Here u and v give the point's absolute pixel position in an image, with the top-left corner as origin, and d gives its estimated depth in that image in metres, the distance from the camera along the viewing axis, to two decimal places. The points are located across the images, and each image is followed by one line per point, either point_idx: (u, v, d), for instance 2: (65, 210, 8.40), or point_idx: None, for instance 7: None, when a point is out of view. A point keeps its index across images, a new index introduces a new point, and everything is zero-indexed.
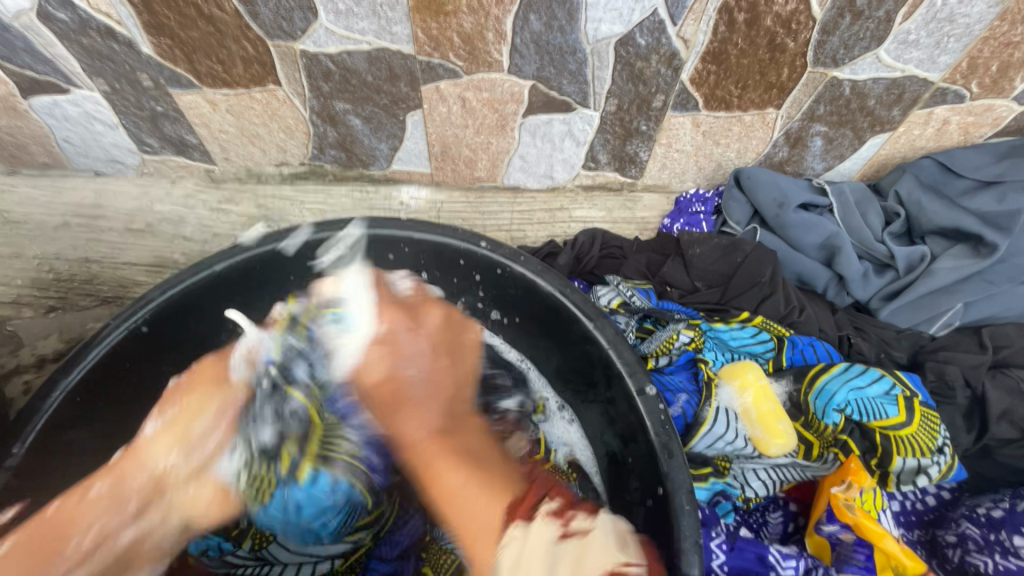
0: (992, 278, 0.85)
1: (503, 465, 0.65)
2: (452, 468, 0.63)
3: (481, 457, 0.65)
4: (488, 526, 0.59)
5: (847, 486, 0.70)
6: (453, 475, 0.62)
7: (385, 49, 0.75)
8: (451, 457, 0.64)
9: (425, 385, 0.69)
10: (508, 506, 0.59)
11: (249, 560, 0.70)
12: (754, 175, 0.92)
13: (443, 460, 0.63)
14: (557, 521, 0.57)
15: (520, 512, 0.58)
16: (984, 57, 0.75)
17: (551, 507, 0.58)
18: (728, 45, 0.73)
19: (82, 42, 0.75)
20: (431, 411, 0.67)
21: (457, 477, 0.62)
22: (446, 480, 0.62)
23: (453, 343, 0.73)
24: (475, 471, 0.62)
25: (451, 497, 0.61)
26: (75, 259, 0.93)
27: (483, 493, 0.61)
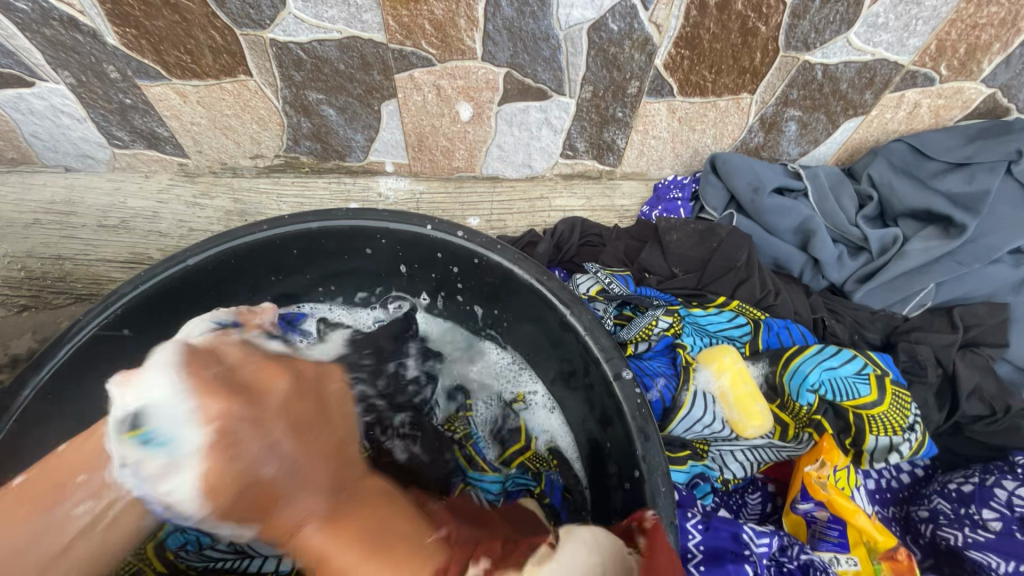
0: (962, 259, 0.87)
1: (425, 532, 0.50)
2: (354, 563, 0.45)
3: (382, 526, 0.48)
4: None
5: (821, 464, 0.72)
6: (354, 560, 0.45)
7: (355, 37, 0.74)
8: (343, 536, 0.47)
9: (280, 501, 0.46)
10: (436, 573, 0.45)
11: (228, 553, 0.67)
12: (729, 160, 0.93)
13: (337, 531, 0.47)
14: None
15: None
16: (953, 39, 0.76)
17: (477, 568, 0.45)
18: (700, 30, 0.73)
19: (44, 33, 0.73)
20: (309, 499, 0.47)
21: (365, 567, 0.45)
22: (342, 566, 0.46)
23: (319, 409, 0.52)
24: (381, 553, 0.46)
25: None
26: (48, 256, 0.92)
27: (413, 564, 0.45)
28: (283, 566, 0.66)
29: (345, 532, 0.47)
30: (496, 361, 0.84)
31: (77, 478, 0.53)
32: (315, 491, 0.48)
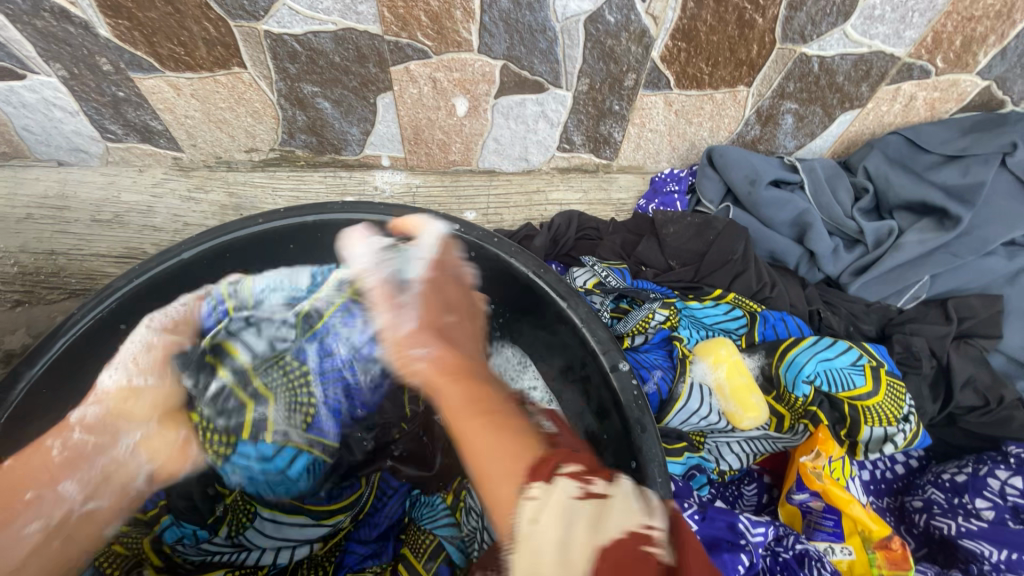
0: (957, 251, 0.87)
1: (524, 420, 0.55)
2: (472, 419, 0.54)
3: (498, 396, 0.58)
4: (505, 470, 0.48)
5: (816, 454, 0.72)
6: (477, 430, 0.53)
7: (351, 28, 0.74)
8: (466, 390, 0.58)
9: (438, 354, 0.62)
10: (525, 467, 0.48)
11: (225, 546, 0.68)
12: (726, 153, 0.93)
13: (461, 380, 0.59)
14: (576, 482, 0.45)
15: (539, 473, 0.46)
16: (948, 31, 0.76)
17: (573, 471, 0.46)
18: (697, 22, 0.73)
19: (35, 24, 0.72)
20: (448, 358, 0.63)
21: (476, 416, 0.54)
22: (467, 430, 0.53)
23: (470, 310, 0.71)
24: (495, 428, 0.52)
25: (474, 436, 0.53)
26: (41, 252, 0.91)
27: (508, 444, 0.50)
28: (281, 559, 0.68)
29: (481, 400, 0.56)
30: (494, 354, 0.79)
31: (27, 496, 0.58)
32: (450, 370, 0.60)
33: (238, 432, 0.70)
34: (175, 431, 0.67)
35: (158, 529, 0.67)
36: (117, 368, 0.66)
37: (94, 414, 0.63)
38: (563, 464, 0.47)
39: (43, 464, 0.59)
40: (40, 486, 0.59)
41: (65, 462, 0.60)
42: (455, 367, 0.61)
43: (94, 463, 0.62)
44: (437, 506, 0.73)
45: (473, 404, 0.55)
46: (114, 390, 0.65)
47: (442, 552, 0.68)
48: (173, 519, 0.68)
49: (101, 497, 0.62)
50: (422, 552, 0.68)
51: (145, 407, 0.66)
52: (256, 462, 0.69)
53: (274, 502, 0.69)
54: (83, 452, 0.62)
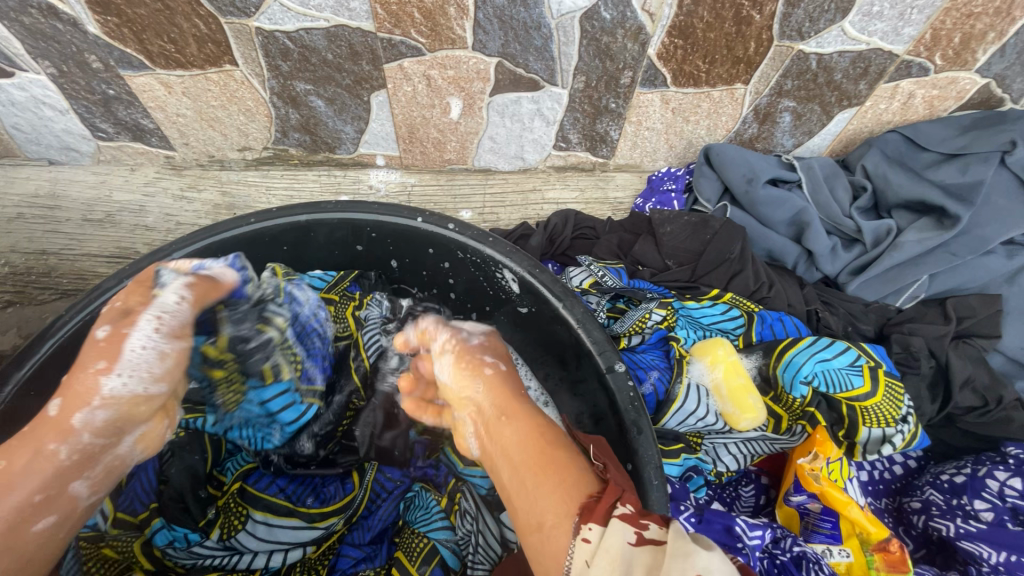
0: (956, 250, 0.86)
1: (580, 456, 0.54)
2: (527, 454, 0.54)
3: (552, 428, 0.58)
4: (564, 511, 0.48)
5: (814, 456, 0.71)
6: (526, 460, 0.54)
7: (343, 25, 0.73)
8: (517, 422, 0.57)
9: (489, 389, 0.62)
10: (579, 508, 0.48)
11: (217, 550, 0.66)
12: (723, 152, 0.92)
13: (506, 414, 0.59)
14: (629, 525, 0.44)
15: (591, 512, 0.46)
16: (948, 28, 0.75)
17: (624, 512, 0.45)
18: (694, 19, 0.72)
19: (23, 21, 0.71)
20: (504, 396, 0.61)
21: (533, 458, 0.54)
22: (519, 469, 0.54)
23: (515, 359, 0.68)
24: (548, 472, 0.52)
25: (529, 483, 0.52)
26: (32, 252, 0.90)
27: (564, 480, 0.51)
28: (273, 563, 0.67)
29: (537, 442, 0.55)
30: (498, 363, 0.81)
31: (32, 499, 0.49)
32: (501, 402, 0.60)
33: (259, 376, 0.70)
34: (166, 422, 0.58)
35: (150, 532, 0.66)
36: (127, 370, 0.54)
37: (103, 417, 0.52)
38: (614, 503, 0.47)
39: (51, 466, 0.50)
40: (52, 490, 0.50)
41: (76, 466, 0.51)
42: (502, 400, 0.60)
43: (99, 462, 0.53)
44: (432, 510, 0.72)
45: (525, 442, 0.56)
46: (127, 393, 0.54)
47: (437, 555, 0.68)
48: (163, 522, 0.66)
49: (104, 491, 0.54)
50: (417, 553, 0.68)
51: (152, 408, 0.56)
52: (258, 407, 0.71)
53: (267, 504, 0.68)
54: (90, 454, 0.52)
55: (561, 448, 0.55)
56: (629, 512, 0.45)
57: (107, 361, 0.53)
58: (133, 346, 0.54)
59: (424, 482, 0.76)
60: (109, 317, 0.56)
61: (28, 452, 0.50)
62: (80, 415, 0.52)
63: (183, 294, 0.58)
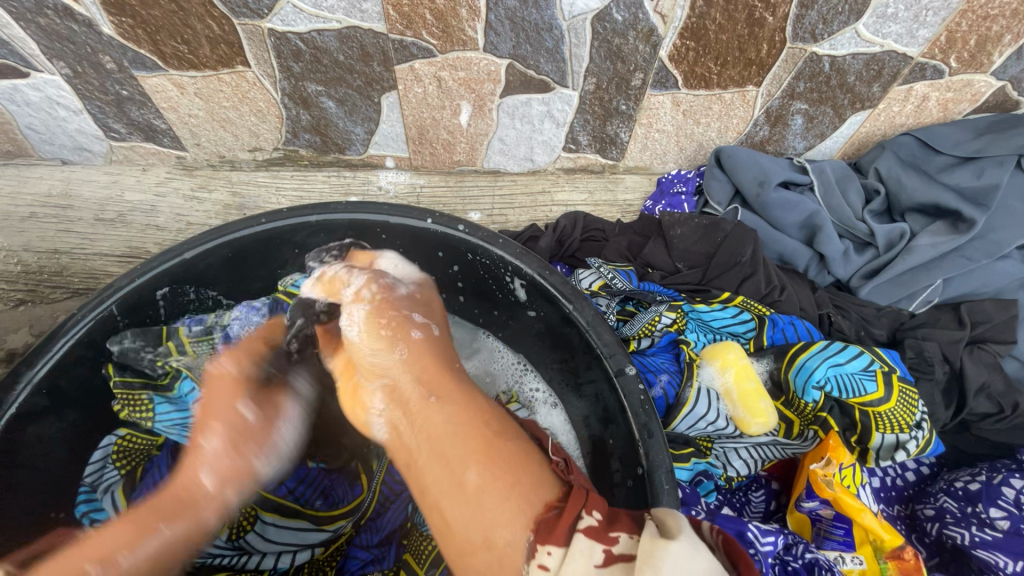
0: (970, 254, 0.85)
1: (526, 457, 0.54)
2: (467, 450, 0.53)
3: (488, 419, 0.57)
4: (504, 521, 0.48)
5: (827, 462, 0.70)
6: (467, 460, 0.53)
7: (355, 27, 0.73)
8: (452, 417, 0.56)
9: (418, 373, 0.61)
10: (535, 522, 0.48)
11: (227, 549, 0.66)
12: (734, 154, 0.91)
13: (439, 405, 0.58)
14: (597, 545, 0.44)
15: (544, 533, 0.46)
16: (963, 30, 0.74)
17: (590, 524, 0.46)
18: (706, 21, 0.72)
19: (39, 22, 0.72)
20: (440, 387, 0.60)
21: (471, 463, 0.52)
22: (459, 462, 0.53)
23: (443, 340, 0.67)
24: (493, 473, 0.51)
25: (464, 484, 0.51)
26: (44, 250, 0.91)
27: (516, 487, 0.50)
28: (282, 563, 0.67)
29: (481, 440, 0.54)
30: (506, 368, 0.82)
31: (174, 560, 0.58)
32: (432, 387, 0.60)
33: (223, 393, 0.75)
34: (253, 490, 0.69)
35: None
36: (273, 456, 0.67)
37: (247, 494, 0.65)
38: (579, 514, 0.47)
39: (205, 530, 0.60)
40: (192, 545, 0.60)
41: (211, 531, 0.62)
42: (431, 388, 0.60)
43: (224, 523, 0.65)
44: None
45: (464, 441, 0.54)
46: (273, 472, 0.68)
47: (444, 559, 0.67)
48: None
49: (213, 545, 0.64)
50: (426, 556, 0.68)
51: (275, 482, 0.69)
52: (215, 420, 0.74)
53: (276, 505, 0.69)
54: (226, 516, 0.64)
55: (504, 452, 0.53)
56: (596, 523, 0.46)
57: (260, 448, 0.66)
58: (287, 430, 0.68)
59: None
60: (254, 401, 0.67)
61: (186, 518, 0.59)
62: (233, 488, 0.63)
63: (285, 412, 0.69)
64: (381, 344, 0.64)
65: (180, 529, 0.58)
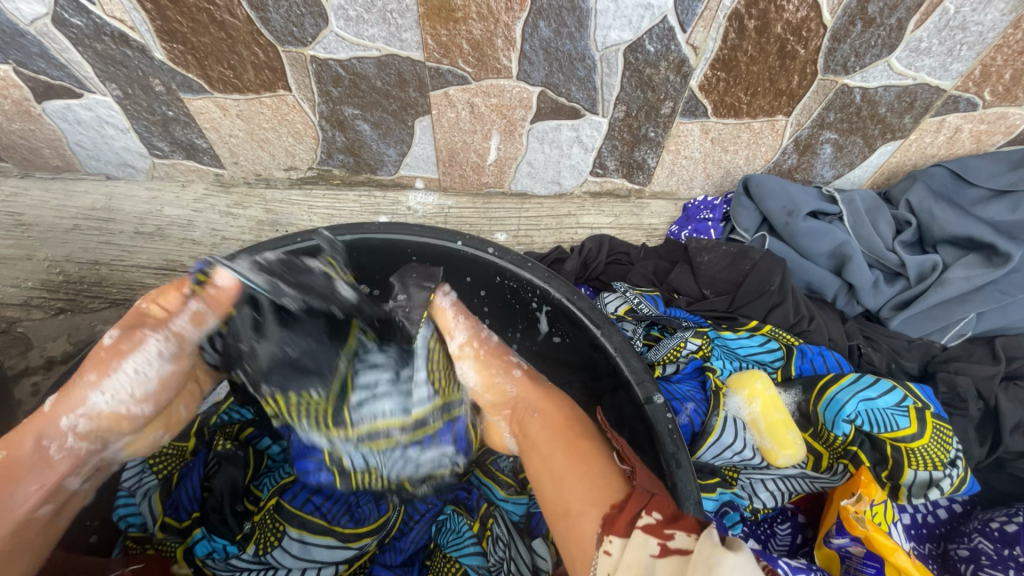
0: (1005, 288, 0.84)
1: (608, 460, 0.56)
2: (558, 450, 0.58)
3: (584, 423, 0.61)
4: (583, 513, 0.51)
5: (858, 498, 0.67)
6: (558, 458, 0.57)
7: (394, 54, 0.75)
8: (548, 421, 0.62)
9: (519, 385, 0.67)
10: (603, 517, 0.49)
11: (252, 564, 0.68)
12: (763, 183, 0.92)
13: (536, 413, 0.63)
14: (653, 538, 0.43)
15: (613, 526, 0.47)
16: (998, 65, 0.74)
17: (649, 522, 0.45)
18: (738, 52, 0.72)
19: (95, 47, 0.76)
20: (531, 394, 0.65)
21: (561, 463, 0.57)
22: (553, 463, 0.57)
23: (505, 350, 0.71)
24: (573, 466, 0.55)
25: (556, 479, 0.56)
26: (85, 261, 0.94)
27: (592, 484, 0.53)
28: None
29: (570, 442, 0.58)
30: None
31: (30, 485, 0.55)
32: (531, 398, 0.65)
33: (375, 426, 0.70)
34: (156, 433, 0.67)
35: (191, 541, 0.68)
36: (110, 390, 0.61)
37: (87, 427, 0.60)
38: (639, 513, 0.46)
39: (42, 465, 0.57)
40: (45, 480, 0.57)
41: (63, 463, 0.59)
42: (533, 400, 0.65)
43: (89, 461, 0.62)
44: (463, 535, 0.73)
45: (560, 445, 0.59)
46: (108, 409, 0.61)
47: None
48: (204, 532, 0.68)
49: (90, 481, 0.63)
50: None
51: (137, 424, 0.64)
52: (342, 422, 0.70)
53: (302, 522, 0.69)
54: (79, 455, 0.60)
55: (594, 454, 0.56)
56: (653, 523, 0.44)
57: (98, 376, 0.61)
58: (134, 367, 0.62)
59: (455, 504, 0.76)
60: (118, 325, 0.64)
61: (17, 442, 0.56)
62: (66, 416, 0.59)
63: (158, 348, 0.63)
64: (489, 385, 0.68)
65: (15, 448, 0.56)
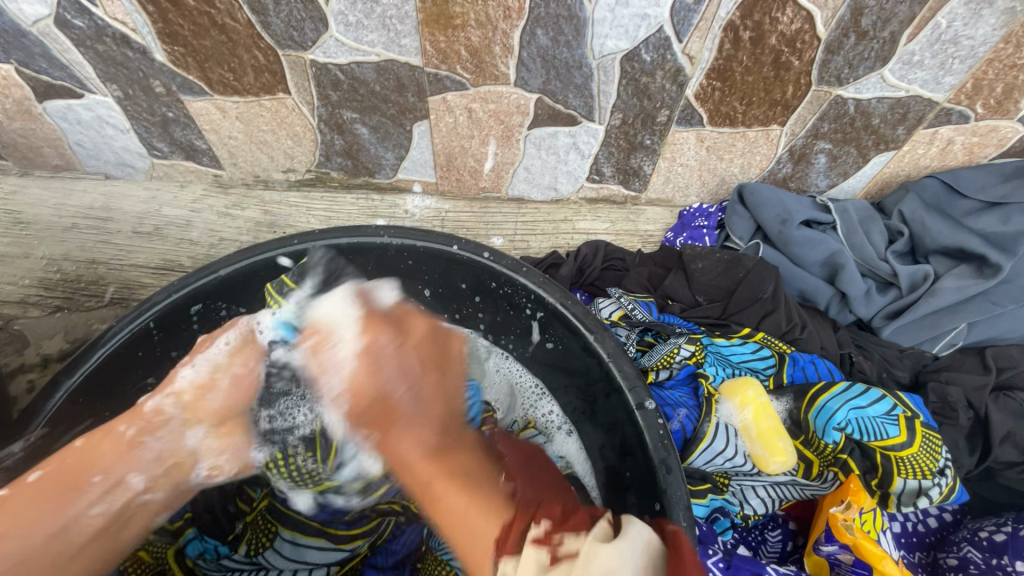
0: (996, 299, 0.85)
1: (493, 481, 0.66)
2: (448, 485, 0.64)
3: (469, 470, 0.66)
4: (484, 546, 0.59)
5: (847, 505, 0.69)
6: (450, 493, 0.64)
7: (393, 60, 0.76)
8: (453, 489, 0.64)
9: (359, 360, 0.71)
10: (498, 537, 0.58)
11: (244, 564, 0.72)
12: (758, 192, 0.93)
13: (431, 486, 0.65)
14: (545, 547, 0.53)
15: (506, 549, 0.56)
16: (989, 79, 0.75)
17: (538, 534, 0.55)
18: (732, 63, 0.73)
19: (97, 48, 0.76)
20: (415, 439, 0.68)
21: (460, 501, 0.63)
22: (446, 500, 0.63)
23: (439, 355, 0.73)
24: (455, 484, 0.64)
25: (456, 521, 0.62)
26: (83, 260, 0.94)
27: (482, 522, 0.60)
28: None
29: (444, 463, 0.67)
30: (524, 392, 0.83)
31: (93, 479, 0.59)
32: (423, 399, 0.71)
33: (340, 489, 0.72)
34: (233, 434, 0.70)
35: (182, 542, 0.70)
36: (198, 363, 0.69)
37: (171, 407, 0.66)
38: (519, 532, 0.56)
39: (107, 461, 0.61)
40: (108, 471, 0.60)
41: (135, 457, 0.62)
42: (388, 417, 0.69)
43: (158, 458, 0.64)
44: None
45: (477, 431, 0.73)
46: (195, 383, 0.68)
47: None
48: (196, 533, 0.71)
49: (159, 490, 0.64)
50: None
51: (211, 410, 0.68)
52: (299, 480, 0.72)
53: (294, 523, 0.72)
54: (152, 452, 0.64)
55: (473, 482, 0.65)
56: (540, 534, 0.55)
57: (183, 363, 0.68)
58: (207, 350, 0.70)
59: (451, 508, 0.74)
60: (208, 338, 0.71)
61: (101, 432, 0.62)
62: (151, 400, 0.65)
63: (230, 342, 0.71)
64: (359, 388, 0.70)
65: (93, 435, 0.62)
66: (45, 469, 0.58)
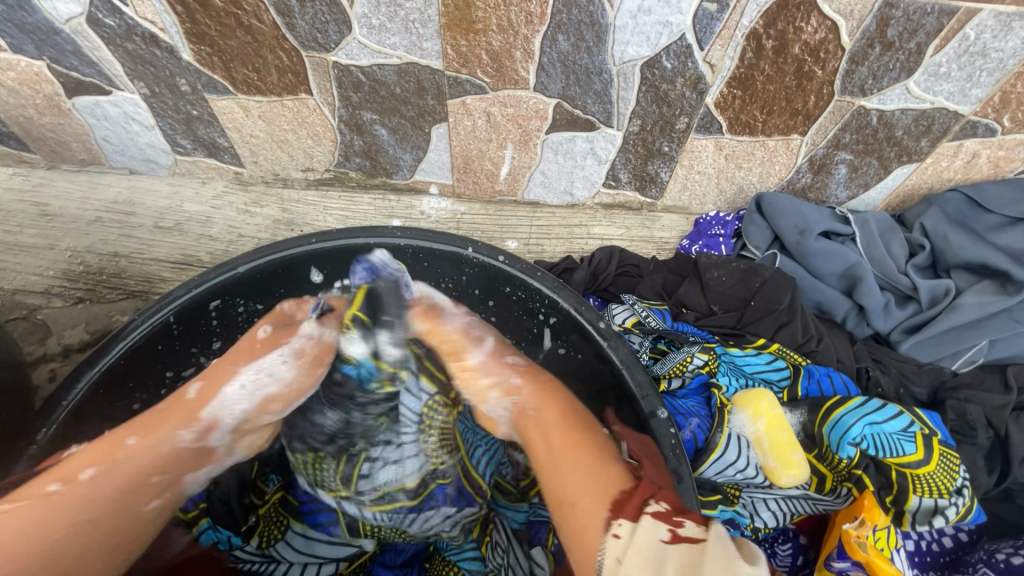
0: (1020, 316, 0.83)
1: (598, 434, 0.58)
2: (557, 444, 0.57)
3: (578, 421, 0.59)
4: (592, 510, 0.48)
5: (861, 522, 0.68)
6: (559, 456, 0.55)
7: (414, 63, 0.76)
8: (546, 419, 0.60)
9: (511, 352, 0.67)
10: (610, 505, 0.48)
11: (255, 556, 0.71)
12: (776, 202, 0.92)
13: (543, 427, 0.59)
14: (664, 524, 0.43)
15: (624, 509, 0.47)
16: (1017, 92, 0.74)
17: (658, 510, 0.45)
18: (754, 71, 0.73)
19: (126, 47, 0.78)
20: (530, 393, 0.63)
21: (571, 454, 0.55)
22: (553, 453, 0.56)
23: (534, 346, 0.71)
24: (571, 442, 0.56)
25: (559, 472, 0.54)
26: (106, 253, 0.96)
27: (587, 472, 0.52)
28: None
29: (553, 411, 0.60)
30: None
31: (152, 478, 0.55)
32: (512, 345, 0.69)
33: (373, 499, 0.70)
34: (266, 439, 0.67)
35: (197, 531, 0.69)
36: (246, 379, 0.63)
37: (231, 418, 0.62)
38: (647, 501, 0.47)
39: (172, 452, 0.57)
40: (164, 473, 0.56)
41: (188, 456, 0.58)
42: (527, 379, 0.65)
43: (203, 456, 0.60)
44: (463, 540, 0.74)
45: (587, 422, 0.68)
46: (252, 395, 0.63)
47: None
48: (210, 523, 0.70)
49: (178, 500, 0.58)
50: None
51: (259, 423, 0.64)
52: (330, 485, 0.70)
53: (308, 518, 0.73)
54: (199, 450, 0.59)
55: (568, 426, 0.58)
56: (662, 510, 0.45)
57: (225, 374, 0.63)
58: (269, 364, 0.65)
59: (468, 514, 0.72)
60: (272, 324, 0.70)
61: (155, 434, 0.57)
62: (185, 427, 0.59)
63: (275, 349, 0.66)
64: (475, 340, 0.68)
65: (145, 436, 0.56)
66: (92, 469, 0.53)
